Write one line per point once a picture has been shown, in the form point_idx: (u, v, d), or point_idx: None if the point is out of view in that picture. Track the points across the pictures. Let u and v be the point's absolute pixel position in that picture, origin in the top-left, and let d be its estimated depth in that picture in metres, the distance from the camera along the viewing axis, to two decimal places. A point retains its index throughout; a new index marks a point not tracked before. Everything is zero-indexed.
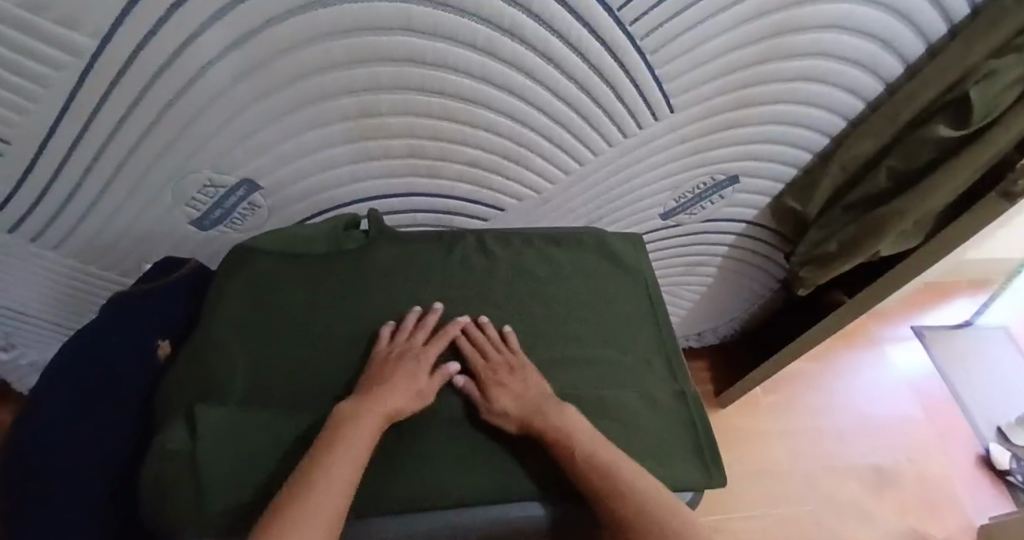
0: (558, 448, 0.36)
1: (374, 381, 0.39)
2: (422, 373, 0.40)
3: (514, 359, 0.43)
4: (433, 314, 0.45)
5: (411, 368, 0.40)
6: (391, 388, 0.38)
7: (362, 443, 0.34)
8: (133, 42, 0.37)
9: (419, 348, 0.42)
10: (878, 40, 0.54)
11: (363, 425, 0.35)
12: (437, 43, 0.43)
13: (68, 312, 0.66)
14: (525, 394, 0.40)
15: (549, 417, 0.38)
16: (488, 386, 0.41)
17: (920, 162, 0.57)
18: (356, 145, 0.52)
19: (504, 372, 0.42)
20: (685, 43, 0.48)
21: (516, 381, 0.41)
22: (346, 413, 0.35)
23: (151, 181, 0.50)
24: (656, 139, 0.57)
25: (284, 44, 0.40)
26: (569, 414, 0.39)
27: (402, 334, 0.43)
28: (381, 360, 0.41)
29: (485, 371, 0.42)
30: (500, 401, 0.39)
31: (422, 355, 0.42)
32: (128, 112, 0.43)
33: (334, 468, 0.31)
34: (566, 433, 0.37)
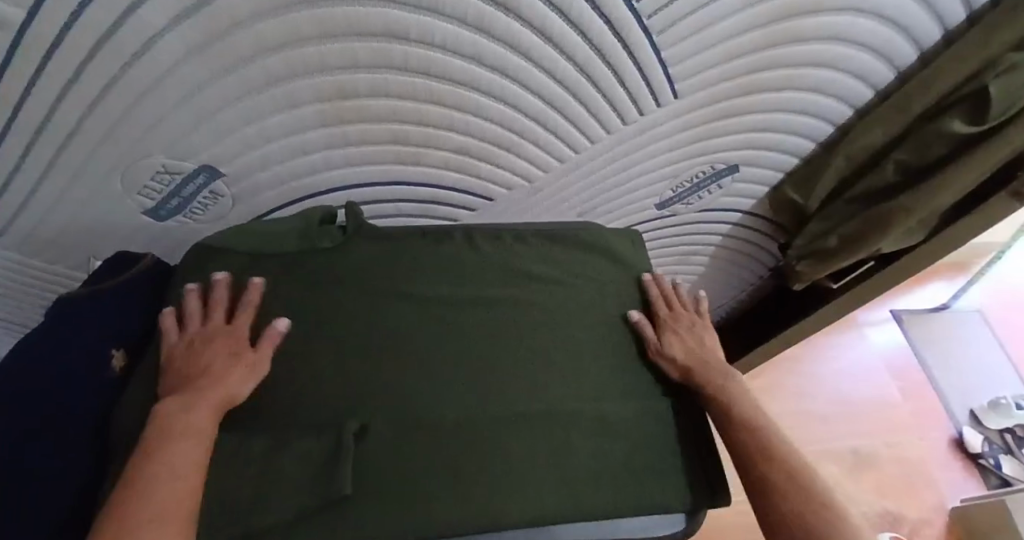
0: (718, 403, 0.43)
1: (187, 378, 0.35)
2: (239, 350, 0.37)
3: (692, 317, 0.50)
4: (218, 285, 0.41)
5: (217, 353, 0.36)
6: (203, 380, 0.34)
7: (186, 438, 0.30)
8: (65, 11, 0.31)
9: (225, 329, 0.39)
10: (895, 25, 0.50)
11: (185, 420, 0.31)
12: (420, 18, 0.37)
13: (11, 307, 0.60)
14: (694, 347, 0.47)
15: (714, 376, 0.44)
16: (665, 329, 0.47)
17: (927, 160, 0.55)
18: (330, 129, 0.46)
19: (683, 324, 0.48)
20: (696, 22, 0.43)
21: (688, 335, 0.48)
22: (159, 416, 0.31)
23: (97, 168, 0.44)
24: (657, 126, 0.53)
25: (245, 14, 0.34)
26: (732, 381, 0.45)
27: (194, 322, 0.39)
28: (181, 353, 0.37)
29: (668, 317, 0.48)
30: (672, 345, 0.46)
31: (225, 333, 0.38)
32: (66, 90, 0.37)
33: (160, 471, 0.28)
34: (729, 395, 0.43)
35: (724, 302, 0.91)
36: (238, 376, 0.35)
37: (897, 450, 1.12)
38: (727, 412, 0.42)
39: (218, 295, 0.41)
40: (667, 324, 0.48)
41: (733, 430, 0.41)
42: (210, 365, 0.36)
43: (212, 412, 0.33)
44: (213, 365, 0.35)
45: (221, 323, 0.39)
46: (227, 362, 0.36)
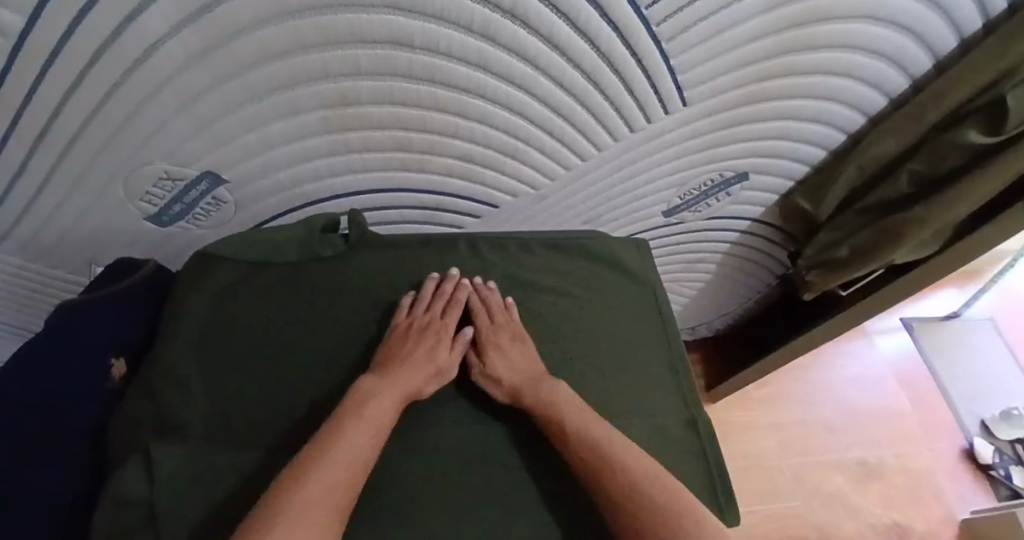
0: (549, 425, 0.38)
1: (391, 357, 0.39)
2: (441, 350, 0.41)
3: (514, 326, 0.44)
4: (451, 281, 0.45)
5: (427, 343, 0.40)
6: (410, 366, 0.38)
7: (376, 426, 0.34)
8: (66, 17, 0.30)
9: (442, 321, 0.43)
10: (911, 32, 0.49)
11: (378, 406, 0.35)
12: (425, 24, 0.37)
13: (16, 311, 0.60)
14: (523, 362, 0.41)
15: (539, 392, 0.39)
16: (486, 349, 0.42)
17: (940, 171, 0.54)
18: (332, 136, 0.46)
19: (503, 337, 0.43)
20: (706, 29, 0.42)
21: (515, 347, 0.42)
22: (363, 389, 0.36)
23: (99, 175, 0.44)
24: (664, 133, 0.52)
25: (247, 20, 0.34)
26: (563, 393, 0.40)
27: (425, 302, 0.43)
28: (401, 331, 0.41)
29: (484, 331, 0.43)
30: (496, 367, 0.41)
31: (442, 330, 0.42)
32: (68, 96, 0.37)
33: (348, 447, 0.32)
34: (555, 412, 0.38)
35: (731, 309, 0.90)
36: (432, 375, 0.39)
37: (907, 462, 1.10)
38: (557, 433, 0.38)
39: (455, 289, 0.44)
40: (486, 340, 0.42)
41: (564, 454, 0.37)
42: (419, 351, 0.40)
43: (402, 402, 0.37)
44: (422, 353, 0.40)
45: (445, 312, 0.43)
46: (431, 353, 0.40)
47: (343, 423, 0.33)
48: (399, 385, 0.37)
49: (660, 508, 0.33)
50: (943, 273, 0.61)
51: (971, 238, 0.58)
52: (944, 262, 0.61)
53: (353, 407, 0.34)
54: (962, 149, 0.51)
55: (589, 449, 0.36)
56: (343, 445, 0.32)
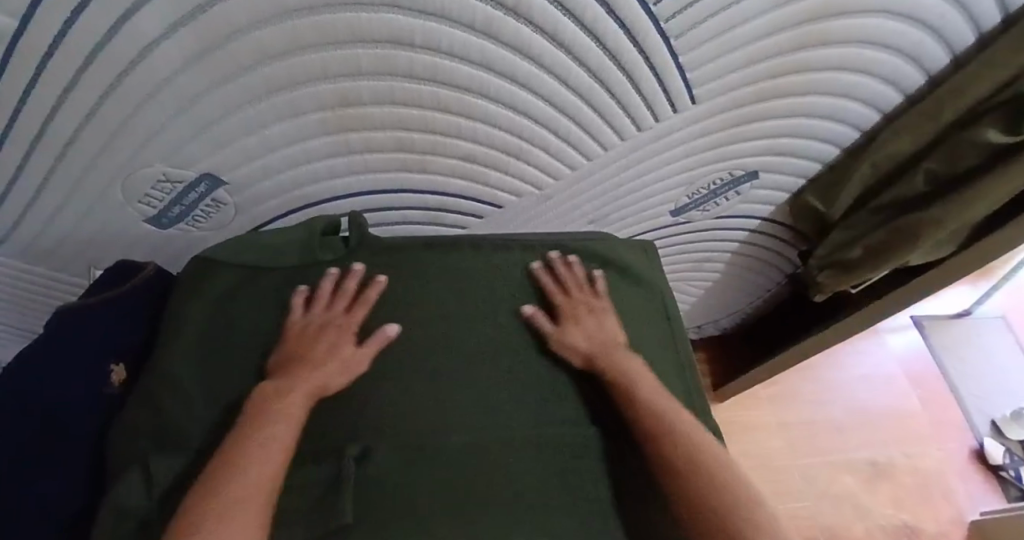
0: (618, 390, 0.40)
1: (289, 362, 0.38)
2: (343, 344, 0.39)
3: (593, 302, 0.46)
4: (351, 276, 0.43)
5: (325, 340, 0.39)
6: (310, 365, 0.37)
7: (288, 419, 0.33)
8: (56, 19, 0.30)
9: (342, 316, 0.41)
10: (929, 28, 0.47)
11: (286, 404, 0.33)
12: (426, 23, 0.35)
13: (19, 313, 0.60)
14: (598, 333, 0.44)
15: (612, 360, 0.42)
16: (564, 319, 0.44)
17: (957, 170, 0.53)
18: (333, 137, 0.45)
19: (582, 309, 0.45)
20: (716, 25, 0.41)
21: (591, 320, 0.45)
22: (265, 394, 0.34)
23: (97, 178, 0.44)
24: (673, 132, 0.51)
25: (242, 21, 0.33)
26: (635, 364, 0.42)
27: (318, 303, 0.42)
28: (298, 335, 0.40)
29: (561, 304, 0.45)
30: (572, 336, 0.43)
31: (343, 325, 0.41)
32: (63, 100, 0.36)
33: (263, 444, 0.30)
34: (627, 379, 0.40)
35: (739, 308, 0.89)
36: (337, 369, 0.38)
37: (916, 462, 1.09)
38: (624, 397, 0.39)
39: (352, 282, 0.43)
40: (565, 312, 0.45)
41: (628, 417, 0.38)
42: (318, 349, 0.38)
43: (308, 400, 0.35)
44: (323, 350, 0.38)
45: (345, 308, 0.42)
46: (331, 348, 0.39)
47: (250, 427, 0.31)
48: (302, 384, 0.36)
49: (719, 478, 0.33)
50: (959, 275, 0.60)
51: (987, 240, 0.56)
52: (960, 262, 0.59)
53: (258, 411, 0.33)
54: (982, 148, 0.50)
55: (654, 414, 0.37)
56: (255, 444, 0.30)
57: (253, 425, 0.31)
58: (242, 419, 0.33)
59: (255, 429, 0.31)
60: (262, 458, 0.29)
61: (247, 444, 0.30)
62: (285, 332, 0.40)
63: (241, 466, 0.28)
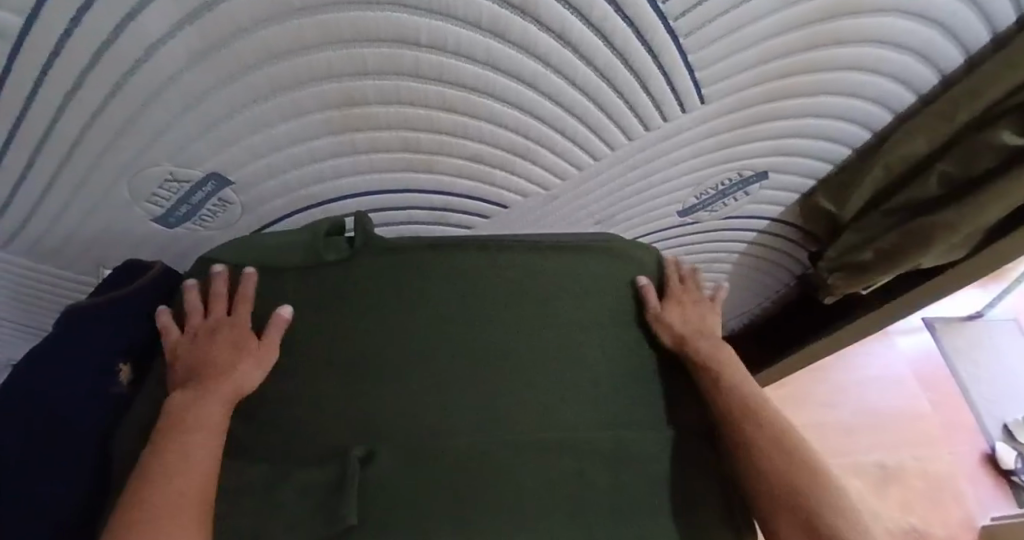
0: (712, 373, 0.47)
1: (193, 374, 0.38)
2: (240, 341, 0.39)
3: (694, 295, 0.53)
4: (217, 278, 0.42)
5: (220, 344, 0.39)
6: (215, 370, 0.37)
7: (203, 428, 0.34)
8: (61, 20, 0.30)
9: (230, 316, 0.41)
10: (943, 26, 0.46)
11: (199, 414, 0.34)
12: (431, 22, 0.35)
13: (30, 311, 0.61)
14: (692, 321, 0.50)
15: (708, 347, 0.48)
16: (671, 302, 0.50)
17: (972, 173, 0.52)
18: (338, 137, 0.45)
19: (687, 299, 0.52)
20: (725, 24, 0.40)
21: (692, 309, 0.51)
22: (174, 406, 0.35)
23: (104, 176, 0.44)
24: (680, 132, 0.50)
25: (246, 20, 0.32)
26: (725, 356, 0.49)
27: (194, 311, 0.42)
28: (189, 347, 0.40)
29: (673, 289, 0.52)
30: (675, 316, 0.49)
31: (231, 324, 0.40)
32: (69, 100, 0.36)
33: (177, 459, 0.32)
34: (723, 367, 0.47)
35: (747, 309, 0.88)
36: (249, 366, 0.38)
37: (925, 465, 1.08)
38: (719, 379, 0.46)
39: (219, 281, 0.42)
40: (673, 297, 0.51)
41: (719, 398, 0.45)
42: (217, 354, 0.38)
43: (226, 404, 0.36)
44: (226, 353, 0.38)
45: (224, 310, 0.42)
46: (231, 347, 0.39)
47: (164, 443, 0.32)
48: (221, 388, 0.36)
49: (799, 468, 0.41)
50: (971, 277, 0.60)
51: (1001, 244, 0.55)
52: (973, 266, 0.58)
53: (171, 422, 0.34)
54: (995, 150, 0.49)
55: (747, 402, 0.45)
56: (171, 459, 0.32)
57: (168, 438, 0.33)
58: (157, 430, 0.34)
59: (168, 443, 0.32)
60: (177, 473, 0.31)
61: (159, 464, 0.31)
62: (175, 349, 0.40)
63: (154, 489, 0.30)
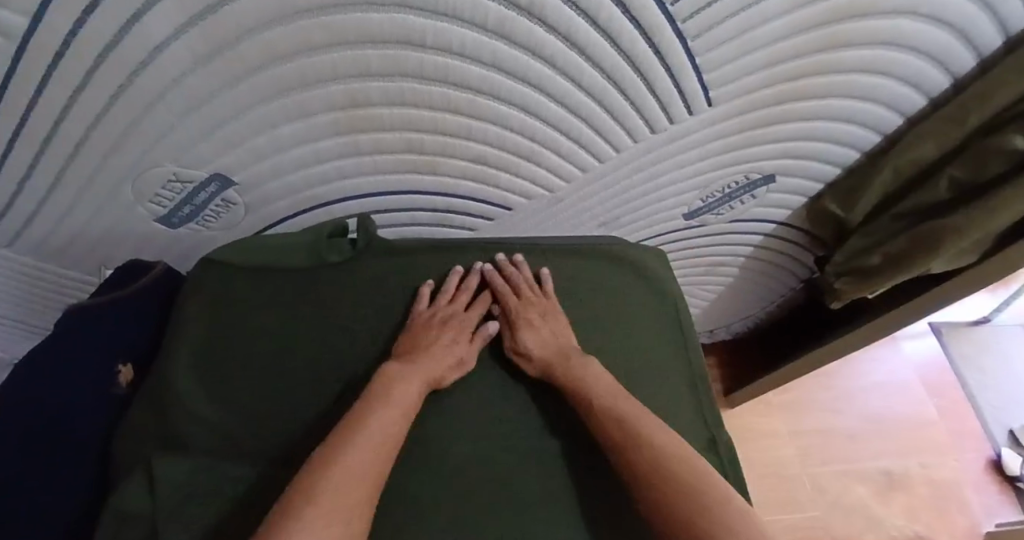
0: (574, 395, 0.41)
1: (415, 347, 0.41)
2: (461, 340, 0.44)
3: (546, 305, 0.46)
4: (456, 275, 0.47)
5: (459, 338, 0.43)
6: (436, 350, 0.41)
7: (402, 407, 0.36)
8: (66, 20, 0.29)
9: (461, 312, 0.45)
10: (956, 29, 0.46)
11: (403, 391, 0.37)
12: (437, 23, 0.35)
13: (34, 311, 0.61)
14: (551, 338, 0.44)
15: (568, 367, 0.42)
16: (518, 326, 0.45)
17: (983, 178, 0.51)
18: (343, 138, 0.44)
19: (534, 314, 0.45)
20: (734, 26, 0.40)
21: (545, 324, 0.45)
22: (391, 373, 0.38)
23: (107, 177, 0.44)
24: (687, 135, 0.50)
25: (250, 22, 0.32)
26: (590, 366, 0.42)
27: (445, 293, 0.45)
28: (423, 321, 0.43)
29: (517, 309, 0.45)
30: (526, 343, 0.44)
31: (461, 322, 0.45)
32: (73, 101, 0.36)
33: (380, 423, 0.33)
34: (583, 384, 0.40)
35: (751, 313, 0.88)
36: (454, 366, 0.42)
37: (930, 472, 1.07)
38: (580, 400, 0.40)
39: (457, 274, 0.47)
40: (518, 318, 0.45)
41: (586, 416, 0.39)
42: (435, 334, 0.42)
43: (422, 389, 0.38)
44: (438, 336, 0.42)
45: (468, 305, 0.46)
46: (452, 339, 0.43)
47: (365, 408, 0.34)
48: (435, 368, 0.40)
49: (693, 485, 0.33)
50: (980, 284, 0.58)
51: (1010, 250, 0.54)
52: (981, 272, 0.57)
53: (379, 390, 0.36)
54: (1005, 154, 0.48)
55: (614, 417, 0.38)
56: (374, 425, 0.33)
57: (369, 406, 0.35)
58: (364, 394, 0.36)
59: (377, 408, 0.34)
60: (376, 436, 0.32)
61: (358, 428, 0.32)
62: (415, 318, 0.44)
63: (358, 443, 0.31)
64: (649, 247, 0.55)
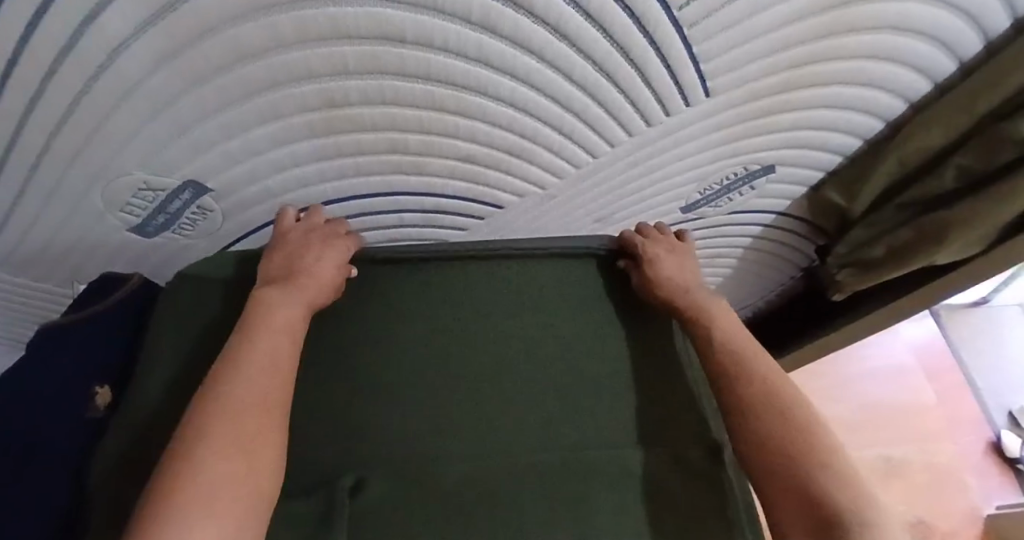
0: (697, 323, 0.47)
1: (284, 276, 0.40)
2: (329, 263, 0.43)
3: (677, 250, 0.53)
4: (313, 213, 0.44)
5: (330, 263, 0.43)
6: (305, 275, 0.41)
7: (281, 328, 0.36)
8: (13, 23, 0.27)
9: (335, 237, 0.45)
10: (963, 11, 0.43)
11: (279, 317, 0.36)
12: (415, 17, 0.32)
13: (12, 324, 0.59)
14: (680, 273, 0.50)
15: (693, 300, 0.49)
16: (651, 259, 0.50)
17: (992, 165, 0.49)
18: (322, 140, 0.42)
19: (666, 252, 0.52)
20: (734, 13, 0.37)
21: (673, 262, 0.51)
22: (263, 302, 0.37)
23: (74, 186, 0.41)
24: (684, 128, 0.47)
25: (213, 21, 0.30)
26: (714, 306, 0.49)
27: (312, 218, 0.44)
28: (288, 246, 0.42)
29: (647, 248, 0.51)
30: (656, 273, 0.50)
31: (327, 245, 0.43)
32: (32, 106, 0.34)
33: (261, 361, 0.33)
34: (709, 316, 0.47)
35: (749, 304, 0.86)
36: (323, 290, 0.42)
37: (929, 457, 1.07)
38: (705, 330, 0.47)
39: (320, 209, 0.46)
40: (653, 253, 0.51)
41: (708, 341, 0.46)
42: (304, 258, 0.42)
43: (301, 316, 0.38)
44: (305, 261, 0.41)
45: (338, 232, 0.45)
46: (324, 263, 0.42)
47: (247, 333, 0.34)
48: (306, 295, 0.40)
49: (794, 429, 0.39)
50: (988, 273, 0.57)
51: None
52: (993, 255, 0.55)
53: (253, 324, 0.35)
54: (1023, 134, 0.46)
55: (733, 358, 0.44)
56: (256, 354, 0.33)
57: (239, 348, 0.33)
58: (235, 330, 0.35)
59: (254, 337, 0.34)
60: (260, 367, 0.33)
61: (242, 363, 0.32)
62: (283, 240, 0.42)
63: (242, 382, 0.31)
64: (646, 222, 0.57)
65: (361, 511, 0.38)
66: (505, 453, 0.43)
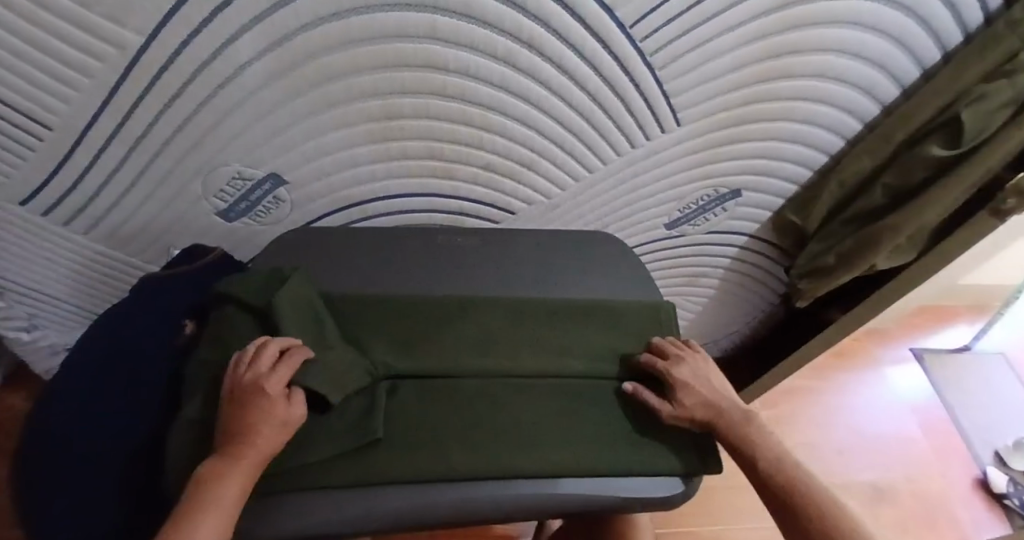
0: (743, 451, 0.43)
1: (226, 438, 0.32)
2: (262, 405, 0.33)
3: (696, 359, 0.47)
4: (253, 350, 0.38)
5: (262, 409, 0.33)
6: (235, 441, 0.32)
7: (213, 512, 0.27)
8: (182, 42, 0.40)
9: (268, 369, 0.36)
10: (873, 64, 0.57)
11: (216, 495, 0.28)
12: (457, 51, 0.46)
13: (89, 298, 0.69)
14: (710, 395, 0.44)
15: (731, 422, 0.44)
16: (680, 390, 0.43)
17: (913, 183, 0.60)
18: (377, 145, 0.55)
19: (691, 371, 0.45)
20: (690, 61, 0.50)
21: (698, 380, 0.45)
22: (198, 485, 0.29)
23: (182, 172, 0.53)
24: (662, 151, 0.60)
25: (318, 47, 0.43)
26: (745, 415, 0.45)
27: (244, 363, 0.36)
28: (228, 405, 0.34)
29: (671, 371, 0.44)
30: (689, 401, 0.43)
31: (258, 388, 0.34)
32: (166, 108, 0.46)
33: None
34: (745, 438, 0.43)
35: (735, 332, 0.94)
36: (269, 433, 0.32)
37: (920, 486, 1.08)
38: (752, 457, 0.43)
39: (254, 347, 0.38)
40: (679, 378, 0.44)
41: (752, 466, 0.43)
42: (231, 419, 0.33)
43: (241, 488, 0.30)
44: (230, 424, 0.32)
45: (269, 365, 0.36)
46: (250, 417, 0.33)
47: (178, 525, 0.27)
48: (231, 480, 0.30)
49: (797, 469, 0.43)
50: (928, 267, 0.66)
51: (1012, 216, 0.55)
52: (983, 222, 0.58)
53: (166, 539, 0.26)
54: (962, 135, 0.55)
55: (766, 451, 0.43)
56: None
57: None
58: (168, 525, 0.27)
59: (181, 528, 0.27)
60: None
61: None
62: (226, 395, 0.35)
63: None
64: (645, 300, 0.53)
65: (369, 460, 0.36)
66: (517, 407, 0.42)
